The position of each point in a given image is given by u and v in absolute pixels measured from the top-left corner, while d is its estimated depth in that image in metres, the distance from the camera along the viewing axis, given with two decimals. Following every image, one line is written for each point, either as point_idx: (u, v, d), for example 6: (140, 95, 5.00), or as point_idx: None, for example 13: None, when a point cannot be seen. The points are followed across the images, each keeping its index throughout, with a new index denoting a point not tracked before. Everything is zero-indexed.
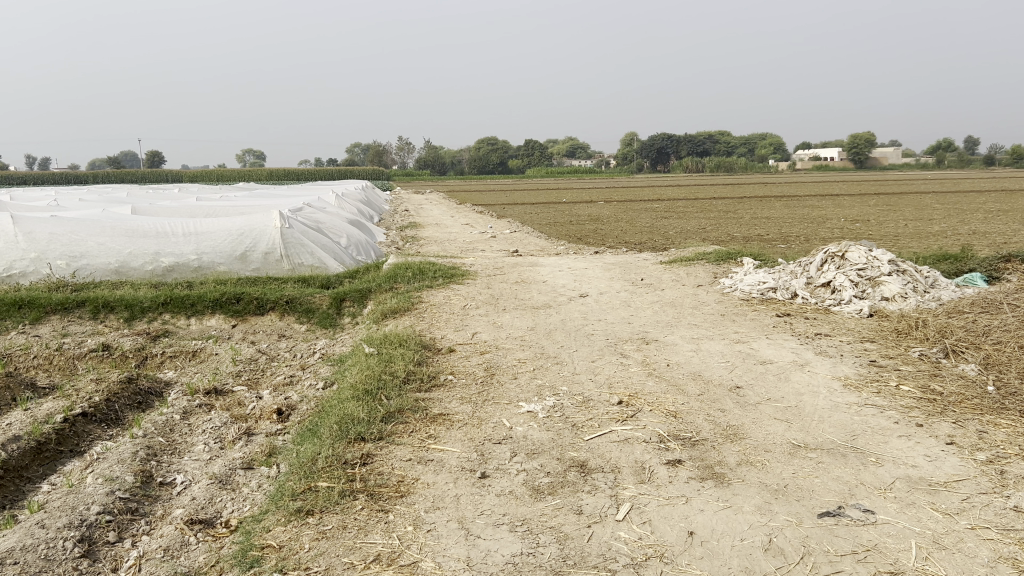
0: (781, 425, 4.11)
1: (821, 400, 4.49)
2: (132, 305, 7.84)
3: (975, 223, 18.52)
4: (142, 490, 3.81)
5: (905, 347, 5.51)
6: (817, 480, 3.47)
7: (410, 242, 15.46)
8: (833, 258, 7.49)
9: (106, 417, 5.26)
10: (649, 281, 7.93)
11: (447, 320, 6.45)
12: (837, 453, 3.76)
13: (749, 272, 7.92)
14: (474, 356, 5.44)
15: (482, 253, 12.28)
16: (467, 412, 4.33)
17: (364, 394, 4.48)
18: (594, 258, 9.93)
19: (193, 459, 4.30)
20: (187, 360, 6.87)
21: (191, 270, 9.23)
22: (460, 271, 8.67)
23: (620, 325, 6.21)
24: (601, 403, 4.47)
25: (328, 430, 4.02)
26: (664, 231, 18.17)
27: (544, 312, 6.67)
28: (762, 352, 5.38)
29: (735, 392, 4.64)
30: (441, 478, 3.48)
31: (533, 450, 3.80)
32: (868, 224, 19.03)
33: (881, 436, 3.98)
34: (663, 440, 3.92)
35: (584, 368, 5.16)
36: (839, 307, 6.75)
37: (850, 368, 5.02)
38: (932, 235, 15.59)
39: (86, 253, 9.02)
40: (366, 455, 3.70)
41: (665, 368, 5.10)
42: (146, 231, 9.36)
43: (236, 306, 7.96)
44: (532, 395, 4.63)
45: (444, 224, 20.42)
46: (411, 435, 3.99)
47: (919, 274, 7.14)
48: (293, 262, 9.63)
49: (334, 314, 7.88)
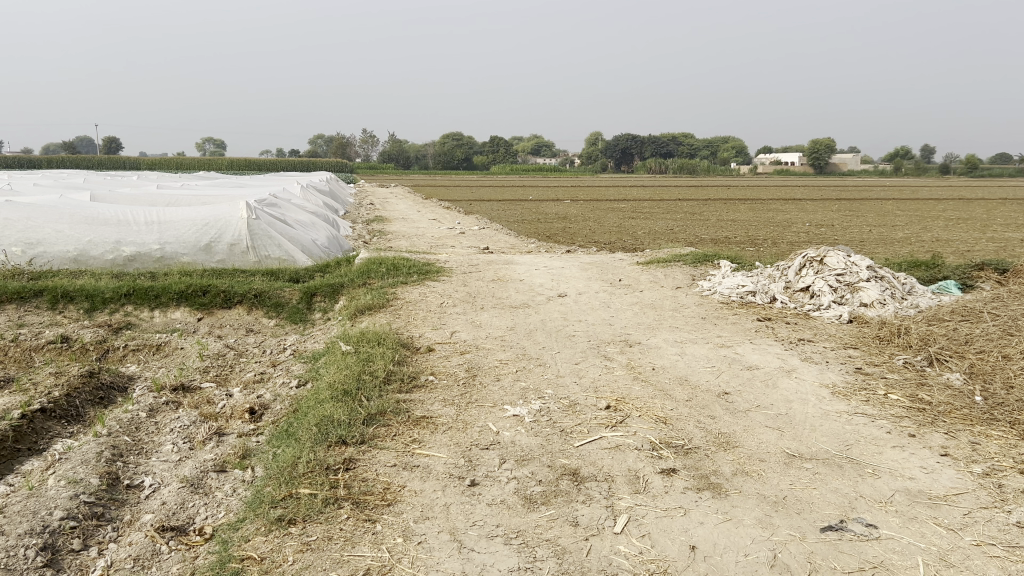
0: (773, 433, 4.03)
1: (811, 408, 4.42)
2: (92, 295, 7.54)
3: (936, 230, 18.80)
4: (107, 493, 3.59)
5: (889, 354, 5.48)
6: (816, 492, 3.39)
7: (378, 236, 15.21)
8: (811, 263, 7.47)
9: (66, 414, 5.00)
10: (627, 282, 7.83)
11: (424, 318, 6.28)
12: (833, 464, 3.68)
13: (727, 275, 7.87)
14: (454, 356, 5.29)
15: (454, 248, 12.09)
16: (451, 415, 4.18)
17: (342, 395, 4.30)
18: (569, 256, 9.81)
19: (161, 461, 4.08)
20: (151, 355, 6.61)
21: (154, 260, 8.94)
22: (434, 268, 8.50)
23: (601, 327, 6.10)
24: (588, 408, 4.35)
25: (307, 433, 3.84)
26: (632, 231, 18.06)
27: (523, 312, 6.52)
28: (747, 357, 5.30)
29: (724, 398, 4.54)
30: (428, 486, 3.32)
31: (523, 456, 3.66)
32: (833, 229, 19.16)
33: (875, 446, 3.91)
34: (655, 448, 3.81)
35: (568, 371, 5.03)
36: (819, 313, 6.72)
37: (837, 375, 4.96)
38: (896, 242, 15.76)
39: (43, 240, 8.68)
40: (348, 460, 3.53)
41: (651, 372, 4.99)
42: (107, 219, 9.04)
43: (202, 299, 7.70)
44: (517, 398, 4.49)
45: (411, 218, 20.11)
46: (393, 439, 3.82)
47: (897, 280, 7.13)
48: (259, 255, 9.36)
49: (304, 309, 7.66)
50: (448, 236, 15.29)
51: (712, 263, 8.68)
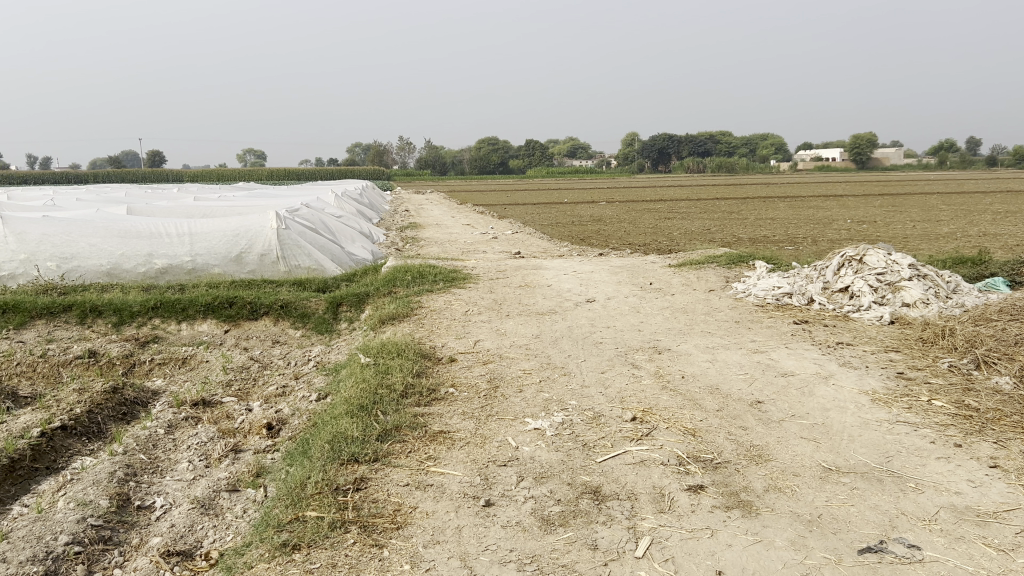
0: (808, 445, 3.82)
1: (850, 416, 4.19)
2: (121, 309, 7.54)
3: (983, 224, 18.24)
4: (117, 515, 3.51)
5: (933, 358, 5.21)
6: (853, 509, 3.18)
7: (411, 243, 15.14)
8: (850, 263, 7.19)
9: (87, 431, 4.96)
10: (658, 285, 7.62)
11: (447, 327, 6.14)
12: (872, 478, 3.46)
13: (763, 276, 7.63)
14: (477, 366, 5.14)
15: (485, 254, 11.95)
16: (470, 430, 4.03)
17: (358, 410, 4.18)
18: (600, 260, 9.62)
19: (175, 480, 3.99)
20: (177, 368, 6.57)
21: (185, 272, 8.94)
22: (461, 274, 8.37)
23: (630, 333, 5.92)
24: (613, 420, 4.17)
25: (319, 451, 3.72)
26: (668, 232, 17.74)
27: (550, 319, 6.36)
28: (783, 363, 5.07)
29: (756, 407, 4.33)
30: (441, 507, 3.17)
31: (542, 473, 3.50)
32: (875, 226, 18.68)
33: (917, 458, 3.67)
34: (682, 463, 3.62)
35: (594, 380, 4.85)
36: (859, 314, 6.46)
37: (877, 381, 4.71)
38: (941, 238, 15.30)
39: (76, 255, 8.71)
40: (360, 480, 3.40)
41: (680, 381, 4.79)
42: (139, 232, 9.07)
43: (229, 311, 7.66)
44: (539, 410, 4.33)
45: (444, 225, 20.04)
46: (408, 455, 3.69)
47: (940, 278, 6.83)
48: (289, 264, 9.33)
49: (330, 319, 7.58)
50: (483, 241, 15.43)
51: (747, 264, 8.43)
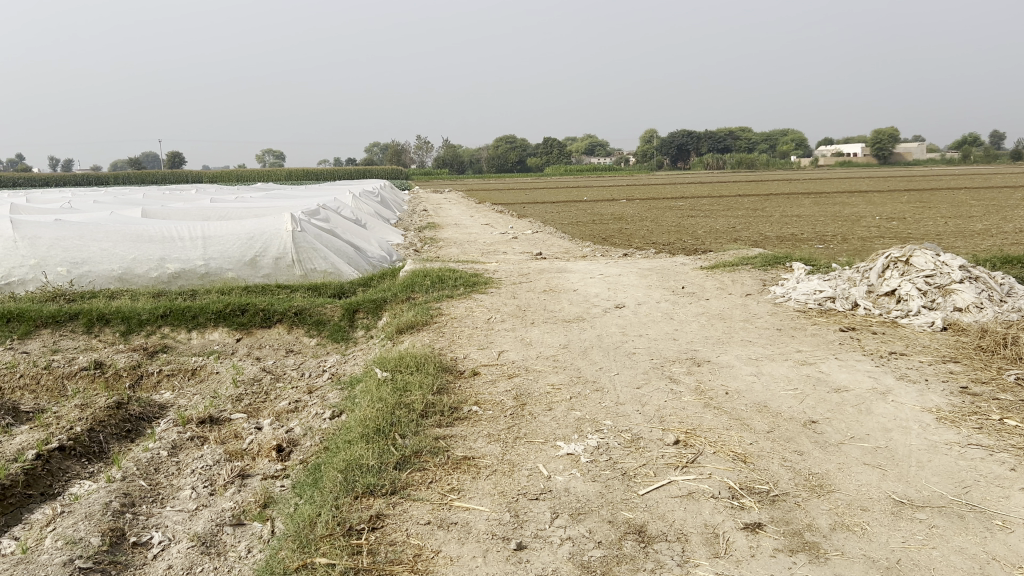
0: (873, 473, 3.42)
1: (915, 439, 3.78)
2: (129, 318, 7.26)
3: (1018, 220, 17.63)
4: (109, 555, 3.18)
5: (998, 369, 4.77)
6: (935, 552, 2.79)
7: (430, 244, 14.81)
8: (896, 265, 6.75)
9: (87, 451, 4.64)
10: (691, 289, 7.23)
11: (469, 336, 5.79)
12: (951, 513, 3.06)
13: (802, 279, 7.21)
14: (501, 381, 4.78)
15: (507, 256, 11.63)
16: (496, 455, 3.67)
17: (374, 433, 3.82)
18: (627, 262, 9.22)
19: (175, 510, 3.67)
20: (186, 381, 6.26)
21: (198, 276, 8.64)
22: (482, 278, 8.02)
23: (664, 342, 5.54)
24: (654, 444, 3.79)
25: (331, 482, 3.37)
26: (692, 231, 17.27)
27: (578, 327, 5.99)
28: (834, 377, 4.67)
29: (810, 428, 3.94)
30: (466, 551, 2.82)
31: (578, 509, 3.13)
32: (905, 222, 18.11)
33: (999, 489, 3.25)
34: (735, 496, 3.24)
35: (629, 397, 4.47)
36: (907, 320, 6.03)
37: (940, 398, 4.28)
38: (975, 234, 14.81)
39: (87, 260, 8.45)
40: (375, 517, 3.05)
41: (723, 398, 4.40)
42: (152, 235, 8.79)
43: (241, 319, 7.34)
44: (571, 432, 3.96)
45: (464, 224, 19.70)
46: (429, 487, 3.33)
47: (993, 280, 6.36)
48: (304, 268, 8.98)
49: (346, 327, 7.24)
50: (502, 241, 15.04)
51: (784, 266, 8.01)
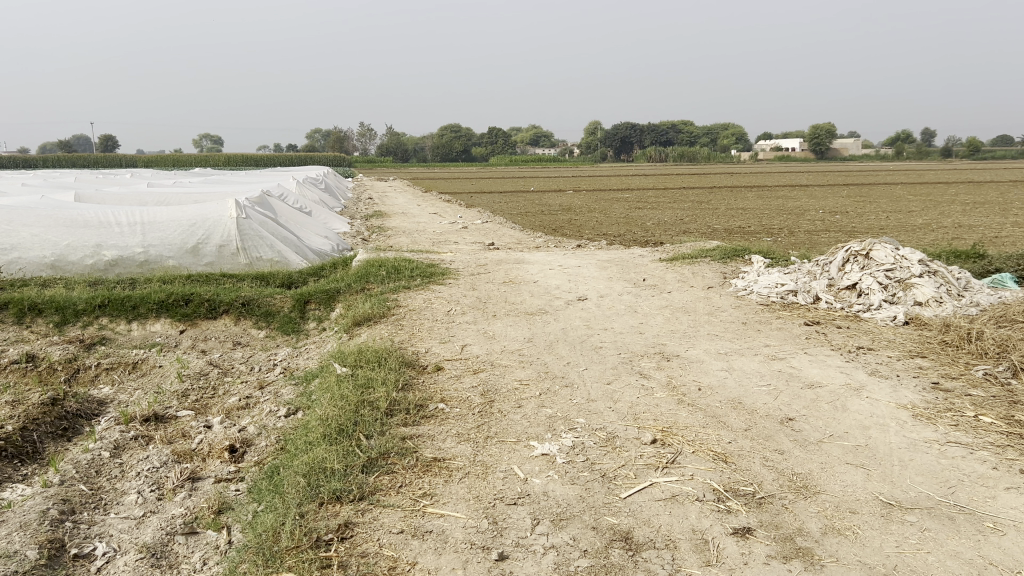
0: (857, 473, 3.33)
1: (894, 436, 3.71)
2: (64, 308, 6.85)
3: (955, 215, 18.06)
4: (49, 571, 2.91)
5: (965, 365, 4.75)
6: (932, 558, 2.70)
7: (379, 233, 14.49)
8: (856, 258, 6.74)
9: (20, 452, 4.30)
10: (652, 282, 7.13)
11: (430, 329, 5.57)
12: (940, 515, 2.98)
13: (762, 272, 7.18)
14: (466, 377, 4.58)
15: (460, 246, 11.43)
16: (468, 456, 3.48)
17: (337, 434, 3.59)
18: (585, 253, 9.08)
19: (120, 518, 3.39)
20: (126, 375, 5.91)
21: (137, 264, 8.21)
22: (439, 269, 7.79)
23: (631, 336, 5.41)
24: (631, 443, 3.65)
25: (293, 486, 3.14)
26: (643, 223, 17.26)
27: (542, 320, 5.82)
28: (806, 372, 4.60)
29: (788, 426, 3.84)
30: (445, 563, 2.63)
31: (560, 515, 2.96)
32: (848, 216, 18.40)
33: (984, 489, 3.19)
34: (721, 498, 3.12)
35: (601, 393, 4.32)
36: (869, 314, 6.01)
37: (914, 394, 4.24)
38: (919, 228, 15.09)
39: (18, 246, 7.99)
40: (344, 526, 2.84)
41: (697, 395, 4.28)
42: (88, 221, 8.33)
43: (185, 309, 6.98)
44: (544, 430, 3.79)
45: (411, 213, 19.37)
46: (400, 491, 3.13)
47: (951, 274, 6.38)
48: (250, 257, 8.62)
49: (297, 319, 6.95)
50: (452, 231, 14.80)
51: (742, 259, 7.98)
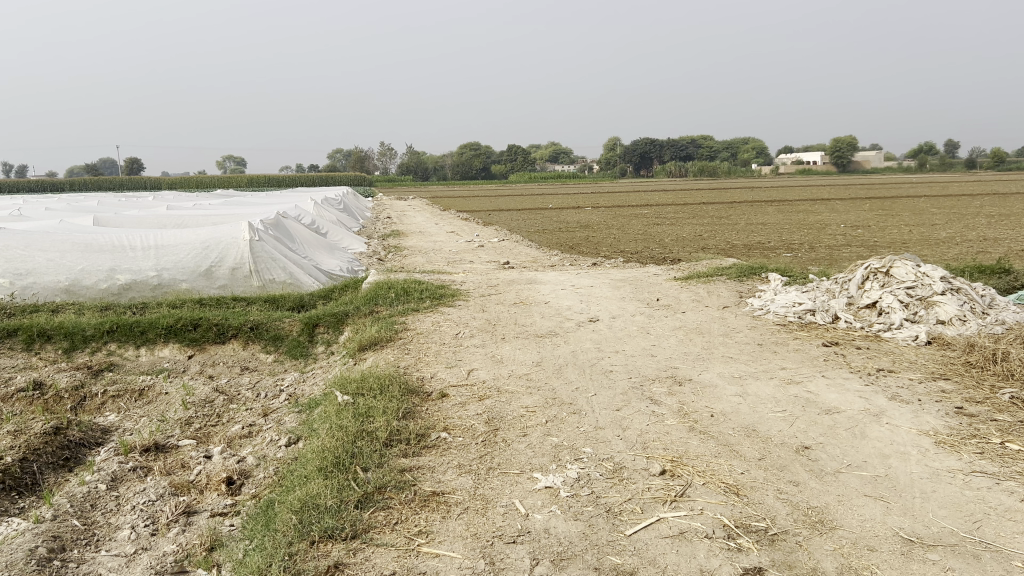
0: (876, 507, 3.17)
1: (915, 466, 3.54)
2: (73, 334, 6.81)
3: (981, 228, 17.72)
4: None
5: (991, 387, 4.56)
6: None
7: (394, 252, 14.42)
8: (876, 275, 6.56)
9: (18, 484, 4.22)
10: (666, 302, 6.97)
11: (437, 354, 5.46)
12: (965, 553, 2.81)
13: (780, 291, 7.01)
14: (472, 404, 4.45)
15: (474, 265, 11.32)
16: (468, 490, 3.35)
17: (333, 467, 3.48)
18: (599, 272, 8.94)
19: (111, 555, 3.29)
20: (133, 402, 5.84)
21: (149, 288, 8.18)
22: (449, 290, 7.69)
23: (642, 359, 5.27)
24: (638, 474, 3.51)
25: (286, 523, 3.03)
26: (660, 239, 17.08)
27: (551, 343, 5.69)
28: (823, 397, 4.43)
29: (803, 455, 3.68)
30: None
31: (560, 554, 2.82)
32: (869, 229, 18.12)
33: (1012, 524, 3.01)
34: (731, 535, 2.96)
35: (609, 421, 4.17)
36: (891, 333, 5.82)
37: (936, 420, 4.06)
38: (942, 241, 14.81)
39: (32, 271, 7.99)
40: (333, 568, 2.72)
41: (709, 422, 4.13)
42: (101, 245, 8.32)
43: (193, 334, 6.92)
44: (549, 461, 3.65)
45: (428, 232, 19.34)
46: (395, 529, 3.01)
47: (975, 291, 6.18)
48: (262, 279, 8.55)
49: (306, 343, 6.87)
50: (467, 249, 14.74)
51: (759, 277, 7.81)
